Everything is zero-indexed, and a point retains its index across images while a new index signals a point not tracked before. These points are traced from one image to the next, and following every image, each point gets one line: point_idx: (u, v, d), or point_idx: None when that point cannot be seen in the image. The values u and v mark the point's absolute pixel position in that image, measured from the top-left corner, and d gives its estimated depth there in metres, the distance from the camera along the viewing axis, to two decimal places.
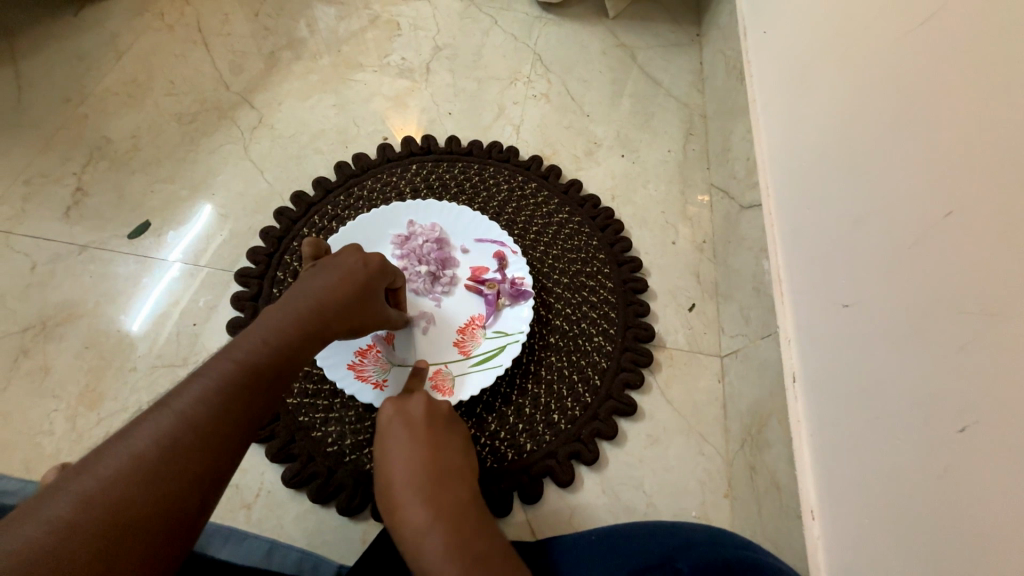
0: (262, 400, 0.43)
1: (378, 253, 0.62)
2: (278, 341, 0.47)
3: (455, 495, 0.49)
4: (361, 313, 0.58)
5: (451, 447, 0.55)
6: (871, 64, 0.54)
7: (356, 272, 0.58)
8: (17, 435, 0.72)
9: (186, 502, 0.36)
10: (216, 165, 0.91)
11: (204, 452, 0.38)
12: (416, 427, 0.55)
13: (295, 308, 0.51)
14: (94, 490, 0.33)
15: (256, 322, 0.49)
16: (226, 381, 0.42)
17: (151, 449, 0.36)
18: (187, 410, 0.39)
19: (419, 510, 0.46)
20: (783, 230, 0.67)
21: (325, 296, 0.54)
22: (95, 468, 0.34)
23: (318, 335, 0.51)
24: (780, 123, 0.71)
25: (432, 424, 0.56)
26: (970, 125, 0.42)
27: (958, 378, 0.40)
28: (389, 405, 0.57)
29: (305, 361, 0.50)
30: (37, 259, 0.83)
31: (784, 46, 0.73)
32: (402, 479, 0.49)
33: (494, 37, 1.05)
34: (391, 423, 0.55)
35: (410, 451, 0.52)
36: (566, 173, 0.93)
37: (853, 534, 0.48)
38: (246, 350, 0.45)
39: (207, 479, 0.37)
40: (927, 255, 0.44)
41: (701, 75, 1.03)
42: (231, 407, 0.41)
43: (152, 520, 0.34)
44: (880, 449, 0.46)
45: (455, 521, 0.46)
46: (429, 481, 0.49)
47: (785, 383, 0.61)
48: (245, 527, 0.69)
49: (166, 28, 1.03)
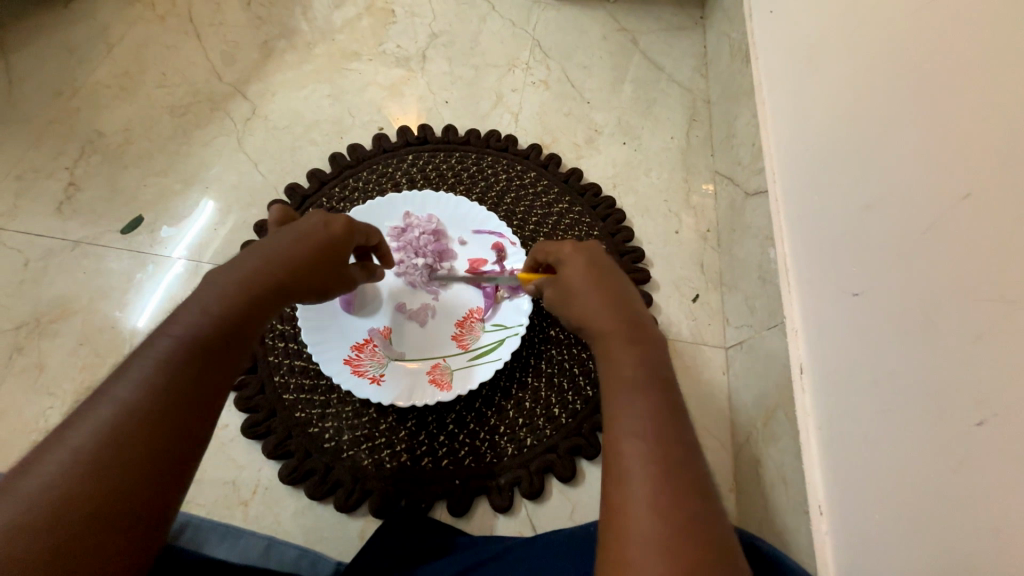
0: (216, 371, 0.39)
1: (347, 216, 0.55)
2: (224, 306, 0.42)
3: (652, 358, 0.43)
4: (331, 273, 0.52)
5: (642, 309, 0.48)
6: (880, 45, 0.52)
7: (316, 232, 0.52)
8: (13, 434, 0.72)
9: (139, 495, 0.33)
10: (210, 157, 0.90)
11: (152, 440, 0.35)
12: (608, 278, 0.50)
13: (242, 267, 0.46)
14: (37, 492, 0.32)
15: (201, 287, 0.43)
16: (169, 358, 0.38)
17: (91, 444, 0.33)
18: (128, 397, 0.36)
19: (625, 368, 0.42)
20: (789, 217, 0.65)
21: (279, 252, 0.48)
22: (36, 468, 0.33)
23: (273, 295, 0.46)
24: (786, 107, 0.69)
25: (618, 277, 0.51)
26: (986, 106, 0.40)
27: (973, 370, 0.39)
28: (578, 255, 0.52)
29: (262, 323, 0.44)
30: (30, 256, 0.82)
31: (789, 29, 0.70)
32: (596, 312, 0.47)
33: (491, 23, 1.03)
34: (578, 271, 0.50)
35: (605, 305, 0.47)
36: (566, 162, 0.91)
37: (863, 529, 0.46)
38: (186, 323, 0.40)
39: (159, 468, 0.35)
40: (941, 241, 0.42)
41: (704, 59, 1.00)
42: (175, 385, 0.37)
43: (100, 516, 0.32)
44: (887, 441, 0.45)
45: (650, 391, 0.40)
46: (625, 336, 0.44)
47: (792, 375, 0.59)
48: (242, 524, 0.68)
49: (157, 19, 1.00)
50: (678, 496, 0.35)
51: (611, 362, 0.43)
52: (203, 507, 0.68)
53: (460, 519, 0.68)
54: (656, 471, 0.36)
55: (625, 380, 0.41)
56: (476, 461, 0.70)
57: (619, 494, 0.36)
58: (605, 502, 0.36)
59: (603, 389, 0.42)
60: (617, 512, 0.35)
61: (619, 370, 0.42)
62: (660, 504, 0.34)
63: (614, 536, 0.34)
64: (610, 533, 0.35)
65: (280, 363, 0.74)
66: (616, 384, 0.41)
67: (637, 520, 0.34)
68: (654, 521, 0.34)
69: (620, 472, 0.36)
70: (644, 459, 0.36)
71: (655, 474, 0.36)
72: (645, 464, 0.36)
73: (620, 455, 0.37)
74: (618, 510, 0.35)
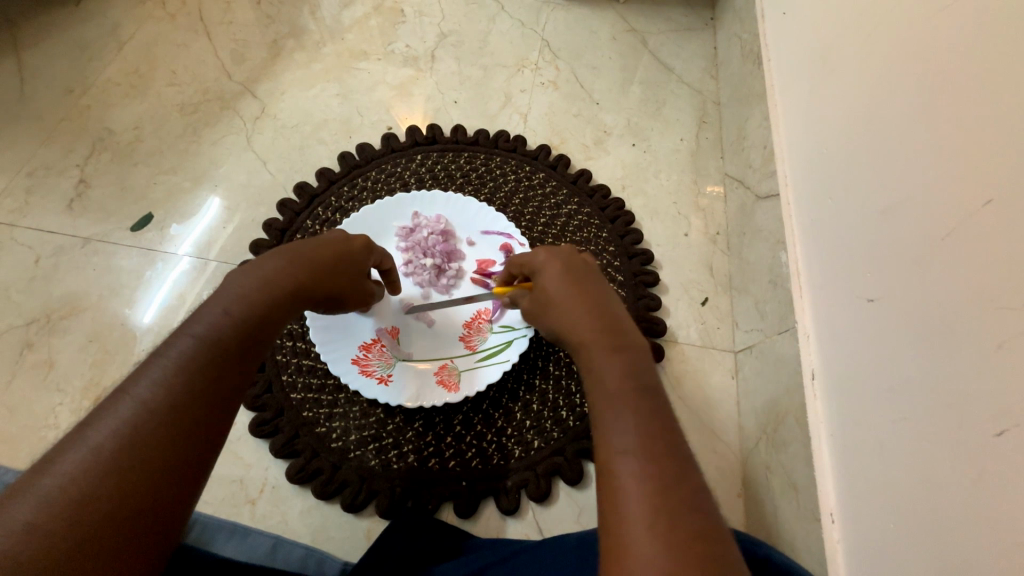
0: (236, 374, 0.40)
1: (363, 235, 0.60)
2: (243, 308, 0.42)
3: (637, 368, 0.42)
4: (338, 280, 0.53)
5: (626, 317, 0.48)
6: (897, 50, 0.51)
7: (335, 243, 0.55)
8: (23, 430, 0.72)
9: (159, 495, 0.33)
10: (219, 156, 0.90)
11: (172, 440, 0.35)
12: (588, 287, 0.50)
13: (262, 268, 0.46)
14: (56, 491, 0.31)
15: (220, 287, 0.44)
16: (189, 360, 0.38)
17: (110, 443, 0.33)
18: (148, 397, 0.36)
19: (609, 381, 0.41)
20: (802, 221, 0.64)
21: (300, 254, 0.50)
22: (56, 467, 0.32)
23: (292, 298, 0.47)
24: (799, 111, 0.68)
25: (599, 286, 0.51)
26: (1008, 109, 0.40)
27: (992, 376, 0.38)
28: (554, 262, 0.53)
29: (279, 328, 0.45)
30: (41, 253, 0.82)
31: (803, 30, 0.70)
32: (580, 320, 0.47)
33: (500, 23, 1.02)
34: (557, 281, 0.51)
35: (586, 315, 0.47)
36: (575, 163, 0.91)
37: (877, 536, 0.46)
38: (207, 323, 0.40)
39: (179, 468, 0.35)
40: (960, 247, 0.42)
41: (714, 60, 1.00)
42: (195, 386, 0.37)
43: (119, 515, 0.32)
44: (902, 449, 0.44)
45: (637, 404, 0.39)
46: (608, 349, 0.43)
47: (804, 380, 0.59)
48: (249, 522, 0.68)
49: (168, 17, 1.01)
50: (674, 509, 0.34)
51: (596, 377, 0.42)
52: (211, 505, 0.69)
53: (467, 521, 0.68)
54: (651, 485, 0.35)
55: (611, 395, 0.40)
56: (483, 463, 0.70)
57: (616, 513, 0.35)
58: (603, 523, 0.35)
59: (591, 405, 0.41)
60: (616, 533, 0.34)
61: (605, 384, 0.41)
62: (655, 518, 0.33)
63: (615, 557, 0.33)
64: (609, 550, 0.34)
65: (287, 362, 0.74)
66: (602, 399, 0.40)
67: (638, 539, 0.33)
68: (654, 539, 0.32)
69: (615, 490, 0.35)
70: (637, 474, 0.35)
71: (650, 489, 0.35)
72: (639, 479, 0.35)
73: (613, 470, 0.36)
74: (617, 529, 0.34)
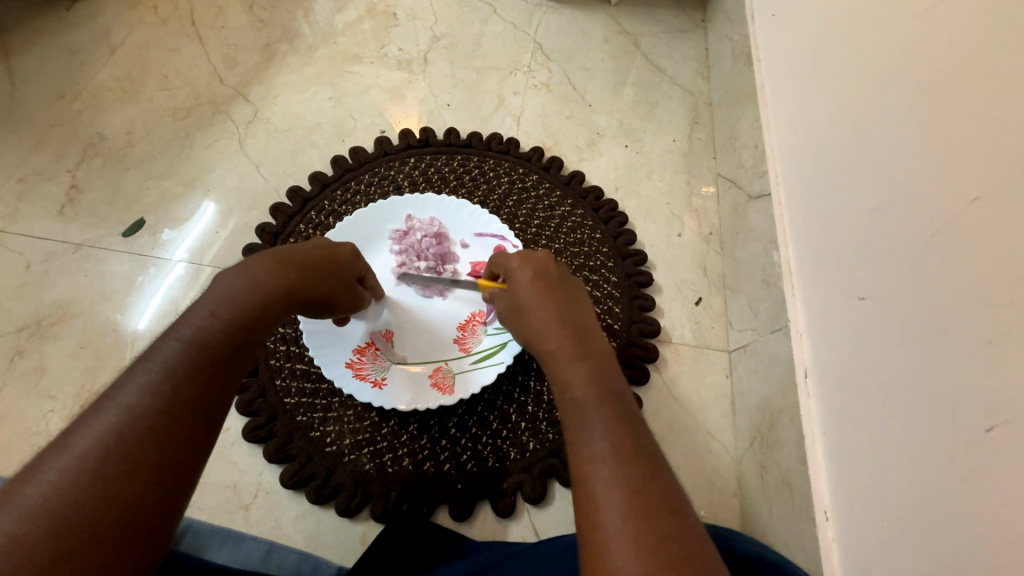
0: (223, 379, 0.40)
1: (351, 243, 0.60)
2: (230, 313, 0.42)
3: (603, 375, 0.43)
4: (325, 286, 0.54)
5: (593, 324, 0.49)
6: (888, 49, 0.51)
7: (325, 250, 0.55)
8: (14, 437, 0.72)
9: (143, 501, 0.33)
10: (212, 160, 0.90)
11: (160, 445, 0.35)
12: (556, 293, 0.51)
13: (253, 269, 0.46)
14: (38, 499, 0.31)
15: (210, 290, 0.44)
16: (177, 364, 0.38)
17: (95, 451, 0.33)
18: (133, 402, 0.35)
19: (578, 390, 0.42)
20: (793, 221, 0.65)
21: (292, 257, 0.51)
22: (38, 475, 0.32)
23: (283, 301, 0.47)
24: (790, 112, 0.68)
25: (569, 294, 0.51)
26: (994, 111, 0.40)
27: (981, 372, 0.38)
28: (527, 266, 0.53)
29: (269, 333, 0.45)
30: (32, 259, 0.82)
31: (792, 33, 0.70)
32: (550, 329, 0.47)
33: (492, 25, 1.02)
34: (527, 288, 0.51)
35: (555, 322, 0.48)
36: (568, 165, 0.91)
37: (871, 533, 0.46)
38: (195, 326, 0.40)
39: (165, 473, 0.34)
40: (948, 245, 0.42)
41: (706, 61, 1.00)
42: (183, 391, 0.37)
43: (104, 523, 0.31)
44: (896, 445, 0.44)
45: (604, 409, 0.40)
46: (574, 356, 0.44)
47: (797, 379, 0.59)
48: (243, 528, 0.67)
49: (159, 22, 1.00)
50: (648, 513, 0.33)
51: (564, 385, 0.43)
52: (204, 511, 0.68)
53: (462, 523, 0.68)
54: (622, 490, 0.35)
55: (579, 402, 0.41)
56: (478, 466, 0.70)
57: (589, 519, 0.35)
58: (579, 529, 0.35)
59: (561, 414, 0.42)
60: (591, 542, 0.34)
61: (573, 393, 0.42)
62: (629, 521, 0.33)
63: (590, 566, 0.33)
64: (586, 556, 0.33)
65: (281, 367, 0.74)
66: (571, 406, 0.41)
67: (612, 544, 0.33)
68: (627, 543, 0.32)
69: (588, 498, 0.35)
70: (607, 480, 0.35)
71: (620, 494, 0.35)
72: (610, 484, 0.35)
73: (586, 479, 0.36)
74: (590, 538, 0.34)
